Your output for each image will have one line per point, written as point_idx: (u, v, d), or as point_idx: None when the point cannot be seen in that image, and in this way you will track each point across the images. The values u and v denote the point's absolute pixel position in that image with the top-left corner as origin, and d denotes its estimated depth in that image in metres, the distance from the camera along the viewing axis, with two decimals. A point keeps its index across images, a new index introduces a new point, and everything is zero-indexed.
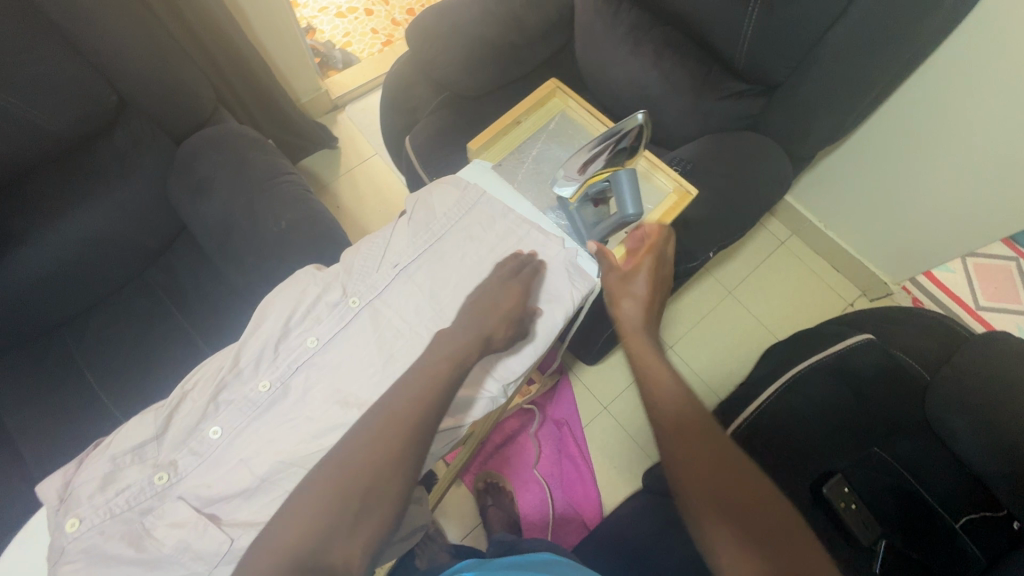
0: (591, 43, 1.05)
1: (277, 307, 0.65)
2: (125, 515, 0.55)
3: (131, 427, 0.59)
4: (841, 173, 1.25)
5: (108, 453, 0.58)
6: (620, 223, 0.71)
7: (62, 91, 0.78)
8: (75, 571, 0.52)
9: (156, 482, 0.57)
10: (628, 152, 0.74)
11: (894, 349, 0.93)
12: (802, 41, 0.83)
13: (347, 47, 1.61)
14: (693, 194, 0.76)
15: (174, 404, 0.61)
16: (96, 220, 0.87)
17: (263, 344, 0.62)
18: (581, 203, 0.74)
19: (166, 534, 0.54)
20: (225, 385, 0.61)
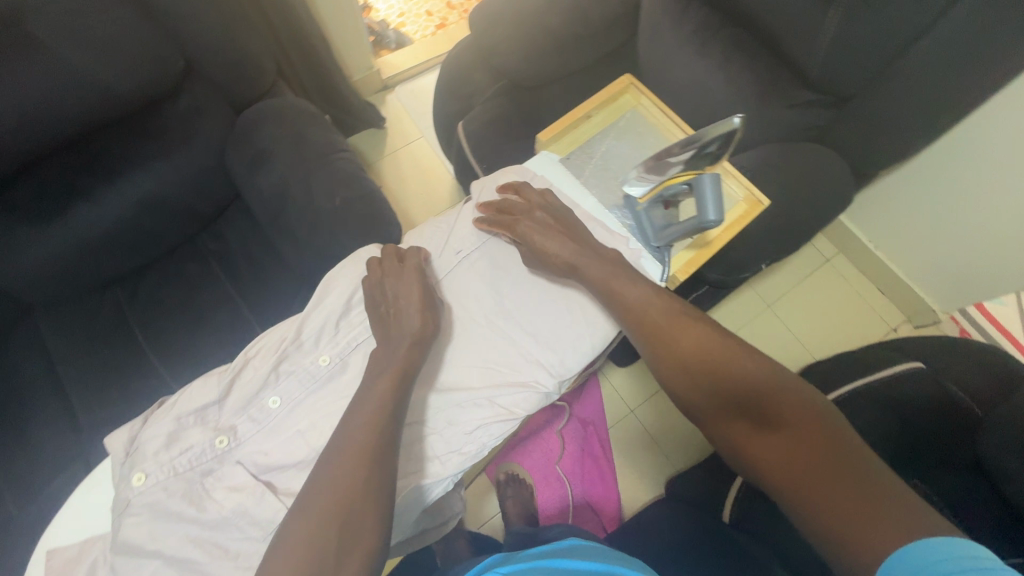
0: (656, 41, 1.03)
1: (340, 283, 0.66)
2: (186, 475, 0.57)
3: (197, 389, 0.60)
4: (899, 195, 1.20)
5: (175, 413, 0.59)
6: (695, 228, 0.65)
7: (135, 53, 0.79)
8: (138, 526, 0.53)
9: (217, 446, 0.58)
10: (711, 157, 0.73)
11: (946, 381, 0.90)
12: (883, 54, 0.80)
13: (401, 27, 1.60)
14: (764, 205, 0.75)
15: (237, 370, 0.62)
16: (157, 183, 0.89)
17: (326, 318, 0.64)
18: (651, 204, 0.70)
19: (225, 497, 0.56)
20: (286, 355, 0.62)
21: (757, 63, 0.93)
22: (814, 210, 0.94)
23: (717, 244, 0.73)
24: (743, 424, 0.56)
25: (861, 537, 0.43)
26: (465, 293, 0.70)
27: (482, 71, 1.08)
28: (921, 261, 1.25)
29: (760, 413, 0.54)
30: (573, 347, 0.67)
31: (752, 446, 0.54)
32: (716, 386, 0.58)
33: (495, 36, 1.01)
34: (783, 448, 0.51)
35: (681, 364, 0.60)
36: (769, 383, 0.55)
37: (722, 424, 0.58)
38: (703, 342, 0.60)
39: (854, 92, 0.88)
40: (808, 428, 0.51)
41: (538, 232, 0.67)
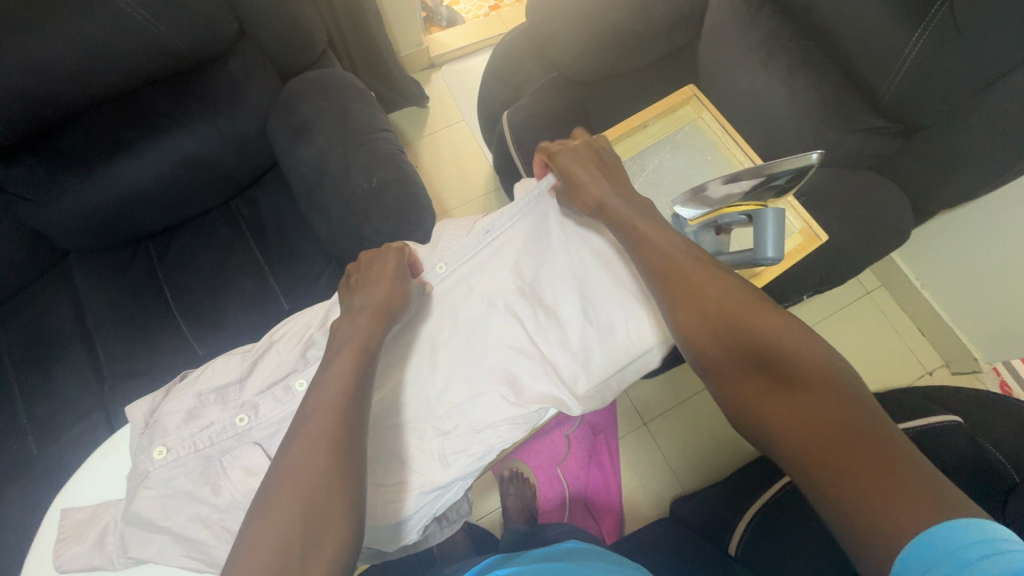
0: (718, 47, 0.98)
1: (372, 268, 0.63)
2: (205, 452, 0.55)
3: (218, 367, 0.60)
4: (955, 235, 1.14)
5: (195, 389, 0.58)
6: (748, 263, 0.63)
7: (192, 13, 0.78)
8: (151, 499, 0.53)
9: (236, 424, 0.56)
10: (777, 190, 0.67)
11: (982, 440, 0.86)
12: (967, 86, 0.74)
13: (454, 5, 1.57)
14: (822, 241, 0.72)
15: (262, 352, 0.62)
16: (199, 143, 0.88)
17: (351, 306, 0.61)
18: (703, 228, 0.68)
19: (241, 479, 0.55)
20: (314, 342, 0.61)
21: (825, 82, 0.88)
22: (867, 243, 0.89)
23: (767, 276, 0.71)
24: (757, 384, 0.51)
25: (878, 508, 0.39)
26: (488, 282, 0.64)
27: (534, 61, 1.05)
28: (969, 307, 1.19)
29: (780, 373, 0.50)
30: (607, 357, 0.62)
31: (765, 405, 0.49)
32: (735, 341, 0.53)
33: (551, 26, 0.98)
34: (800, 409, 0.47)
35: (700, 315, 0.55)
36: (795, 342, 0.50)
37: (733, 381, 0.53)
38: (728, 294, 0.55)
39: (927, 123, 0.82)
40: (832, 391, 0.46)
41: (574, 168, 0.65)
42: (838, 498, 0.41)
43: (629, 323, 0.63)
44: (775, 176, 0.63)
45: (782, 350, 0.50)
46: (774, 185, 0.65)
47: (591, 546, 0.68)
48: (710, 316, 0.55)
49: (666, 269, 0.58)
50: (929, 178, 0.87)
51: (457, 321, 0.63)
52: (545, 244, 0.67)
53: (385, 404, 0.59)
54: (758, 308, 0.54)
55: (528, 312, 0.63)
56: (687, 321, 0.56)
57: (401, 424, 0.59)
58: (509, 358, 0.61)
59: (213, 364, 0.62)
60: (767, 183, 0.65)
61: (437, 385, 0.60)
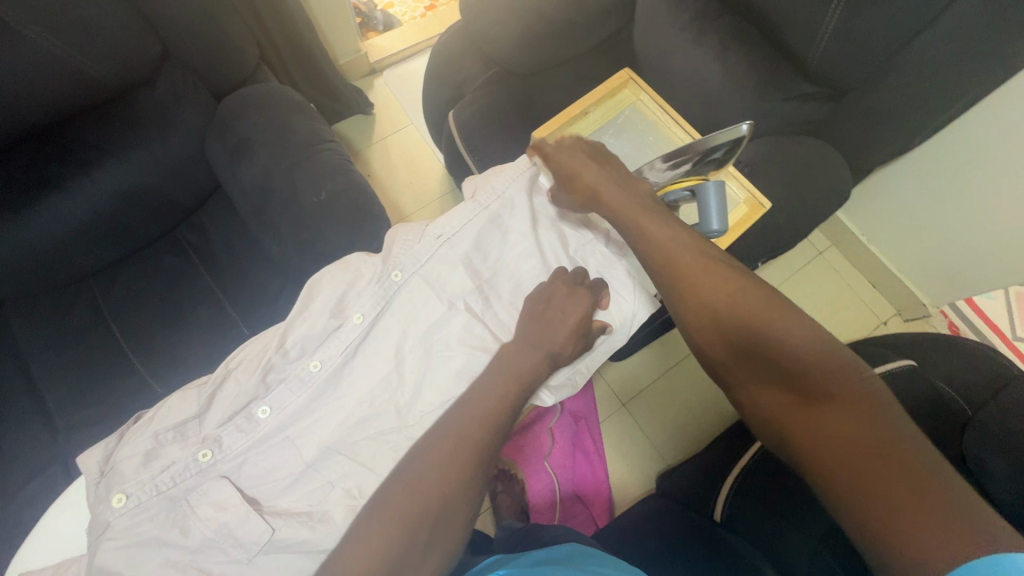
0: (652, 28, 1.00)
1: (325, 288, 0.62)
2: (168, 492, 0.55)
3: (176, 404, 0.59)
4: (892, 189, 1.20)
5: (152, 430, 0.57)
6: (697, 236, 0.64)
7: (108, 38, 0.75)
8: (116, 549, 0.52)
9: (200, 460, 0.55)
10: (716, 162, 0.71)
11: (936, 379, 0.92)
12: (885, 47, 0.77)
13: (389, 8, 1.55)
14: (765, 209, 0.76)
15: (218, 382, 0.60)
16: (134, 172, 0.84)
17: (309, 325, 0.60)
18: (653, 206, 0.68)
19: (209, 516, 0.54)
20: (272, 366, 0.60)
21: (756, 54, 0.91)
22: (812, 206, 0.92)
23: (718, 249, 0.72)
24: (782, 399, 0.49)
25: (913, 533, 0.38)
26: (447, 282, 0.62)
27: (474, 57, 1.04)
28: (912, 256, 1.25)
29: (807, 388, 0.48)
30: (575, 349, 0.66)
31: (791, 422, 0.48)
32: (759, 351, 0.51)
33: (487, 20, 0.97)
34: (829, 429, 0.45)
35: (714, 322, 0.53)
36: (824, 355, 0.48)
37: (755, 392, 0.52)
38: (749, 299, 0.52)
39: (855, 85, 0.86)
40: (864, 412, 0.45)
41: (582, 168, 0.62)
42: (867, 529, 0.41)
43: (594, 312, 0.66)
44: (714, 147, 0.67)
45: (807, 364, 0.48)
46: (713, 158, 0.69)
47: (589, 547, 0.67)
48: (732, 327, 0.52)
49: (683, 279, 0.55)
50: (861, 137, 0.92)
51: (417, 328, 0.61)
52: (498, 236, 0.65)
53: (351, 420, 0.58)
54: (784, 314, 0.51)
55: (493, 311, 0.63)
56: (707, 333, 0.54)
57: (375, 434, 0.58)
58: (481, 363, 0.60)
59: (169, 402, 0.61)
60: (706, 157, 0.69)
61: (407, 396, 0.59)
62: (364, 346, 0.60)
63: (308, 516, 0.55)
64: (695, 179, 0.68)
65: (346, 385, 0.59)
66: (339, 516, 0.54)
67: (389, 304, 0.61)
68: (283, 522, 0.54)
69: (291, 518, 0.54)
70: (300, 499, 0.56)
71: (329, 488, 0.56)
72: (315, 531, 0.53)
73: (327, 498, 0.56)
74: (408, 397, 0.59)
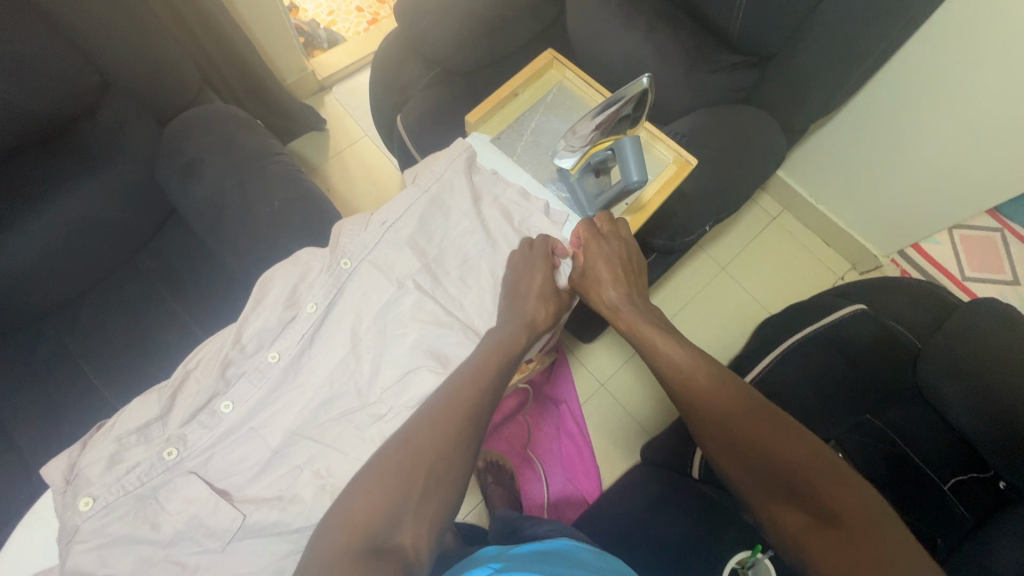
0: (582, 16, 1.04)
1: (278, 282, 0.65)
2: (136, 491, 0.58)
3: (136, 409, 0.61)
4: (830, 149, 1.26)
5: (113, 434, 0.59)
6: (622, 190, 0.68)
7: (45, 71, 0.75)
8: (87, 551, 0.55)
9: (165, 458, 0.59)
10: (630, 120, 0.74)
11: (887, 319, 0.97)
12: (796, 10, 0.82)
13: (332, 26, 1.58)
14: (693, 164, 0.76)
15: (178, 384, 0.62)
16: (87, 205, 0.85)
17: (264, 320, 0.64)
18: (582, 173, 0.73)
19: (180, 510, 0.58)
20: (231, 361, 0.63)
21: (681, 32, 0.96)
22: (751, 168, 0.96)
23: (650, 207, 0.75)
24: (796, 515, 0.51)
25: None
26: (398, 265, 0.67)
27: (415, 61, 1.07)
28: (857, 210, 1.31)
29: (814, 504, 0.50)
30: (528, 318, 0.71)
31: (805, 542, 0.49)
32: (763, 465, 0.54)
33: (423, 24, 1.00)
34: (838, 551, 0.46)
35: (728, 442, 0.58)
36: (826, 470, 0.52)
37: (768, 509, 0.53)
38: (747, 415, 0.58)
39: (775, 50, 0.91)
40: (868, 531, 0.47)
41: (605, 282, 0.68)
42: None
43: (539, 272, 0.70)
44: (623, 102, 0.70)
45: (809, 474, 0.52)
46: (626, 114, 0.72)
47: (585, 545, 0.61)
48: (739, 444, 0.57)
49: (690, 393, 0.62)
50: (789, 100, 0.97)
51: (369, 311, 0.65)
52: (441, 218, 0.70)
53: (312, 404, 0.62)
54: (785, 432, 0.56)
55: (441, 288, 0.68)
56: (718, 444, 0.59)
57: (339, 415, 0.62)
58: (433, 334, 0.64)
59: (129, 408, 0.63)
60: (620, 113, 0.72)
61: (365, 375, 0.63)
62: (319, 334, 0.65)
63: (277, 499, 0.58)
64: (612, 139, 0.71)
65: (306, 372, 0.64)
66: (309, 495, 0.57)
67: (343, 290, 0.66)
68: (253, 507, 0.57)
69: (260, 503, 0.58)
70: (268, 485, 0.59)
71: (297, 472, 0.59)
72: (285, 510, 0.56)
73: (295, 482, 0.59)
74: (366, 376, 0.63)
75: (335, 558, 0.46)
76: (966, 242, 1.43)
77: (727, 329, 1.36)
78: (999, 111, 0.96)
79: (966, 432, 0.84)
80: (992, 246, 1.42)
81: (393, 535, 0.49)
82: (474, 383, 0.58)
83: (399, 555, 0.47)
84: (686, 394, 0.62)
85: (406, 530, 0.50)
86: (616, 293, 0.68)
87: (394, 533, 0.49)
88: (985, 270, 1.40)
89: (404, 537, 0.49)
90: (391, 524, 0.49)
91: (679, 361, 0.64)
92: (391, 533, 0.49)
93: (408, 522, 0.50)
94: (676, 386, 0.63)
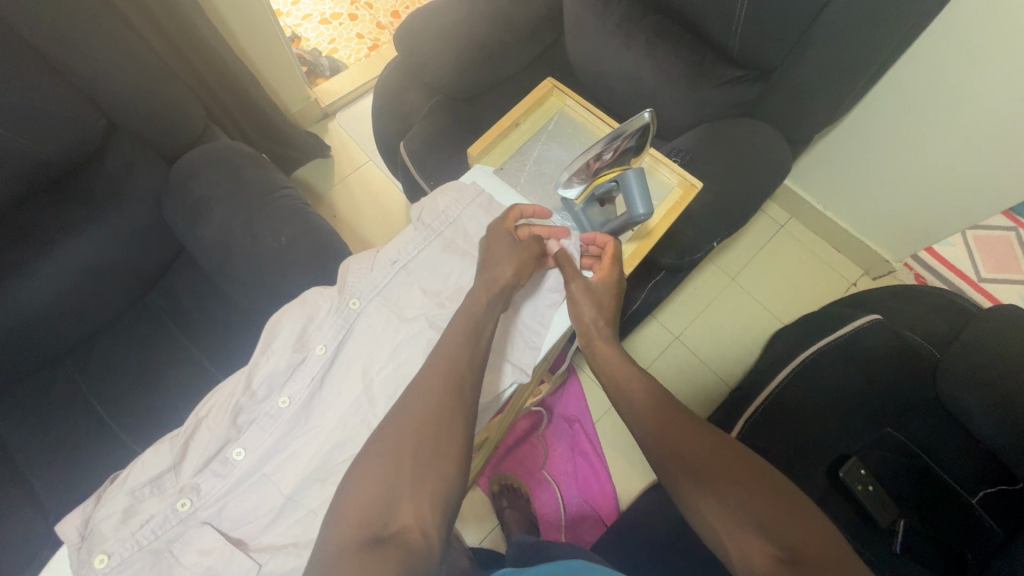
0: (581, 36, 1.04)
1: (287, 324, 0.67)
2: (153, 545, 0.59)
3: (149, 460, 0.61)
4: (838, 156, 1.25)
5: (127, 487, 0.60)
6: (627, 223, 0.69)
7: (53, 118, 0.77)
8: None
9: (179, 510, 0.59)
10: (633, 151, 0.73)
11: (902, 328, 0.96)
12: (795, 25, 0.82)
13: (333, 53, 1.60)
14: (698, 188, 0.75)
15: (190, 433, 0.63)
16: (96, 248, 0.85)
17: (276, 364, 0.64)
18: (587, 203, 0.73)
19: (195, 562, 0.58)
20: (242, 409, 0.64)
21: (681, 49, 0.96)
22: (756, 182, 0.96)
23: (657, 233, 0.74)
24: (765, 551, 0.48)
25: None
26: (408, 302, 0.68)
27: (416, 88, 1.08)
28: (868, 215, 1.30)
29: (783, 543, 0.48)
30: (524, 333, 0.69)
31: None
32: (733, 500, 0.52)
33: (422, 53, 1.01)
34: None
35: (700, 471, 0.56)
36: (789, 503, 0.51)
37: (740, 548, 0.50)
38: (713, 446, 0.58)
39: (776, 64, 0.90)
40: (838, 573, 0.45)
41: (589, 303, 0.66)
42: None
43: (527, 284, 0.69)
44: (623, 135, 0.70)
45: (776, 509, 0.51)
46: (627, 147, 0.71)
47: (597, 564, 0.60)
48: (710, 484, 0.54)
49: (661, 434, 0.60)
50: (792, 111, 0.97)
51: (380, 352, 0.65)
52: (446, 255, 0.70)
53: (326, 447, 0.61)
54: (750, 472, 0.55)
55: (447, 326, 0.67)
56: (693, 482, 0.55)
57: (351, 457, 0.61)
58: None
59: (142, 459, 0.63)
60: (621, 146, 0.71)
61: (378, 415, 0.63)
62: (329, 375, 0.65)
63: (293, 545, 0.58)
64: (617, 171, 0.71)
65: (317, 415, 0.64)
66: None
67: (354, 330, 0.66)
68: (268, 556, 0.57)
69: (275, 551, 0.58)
70: (283, 532, 0.59)
71: (313, 517, 0.59)
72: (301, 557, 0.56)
73: (311, 526, 0.59)
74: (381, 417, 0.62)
75: (336, 551, 0.46)
76: (980, 242, 1.41)
77: (741, 341, 1.34)
78: (1005, 113, 0.95)
79: (991, 445, 0.83)
80: (1007, 247, 1.41)
81: (393, 520, 0.49)
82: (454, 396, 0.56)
83: (402, 538, 0.47)
84: (657, 429, 0.61)
85: (407, 511, 0.49)
86: (594, 320, 0.67)
87: (395, 516, 0.49)
88: (1001, 271, 1.38)
89: (404, 518, 0.49)
90: (389, 510, 0.49)
91: (646, 402, 0.63)
92: (392, 517, 0.49)
93: (406, 505, 0.50)
94: (650, 427, 0.61)
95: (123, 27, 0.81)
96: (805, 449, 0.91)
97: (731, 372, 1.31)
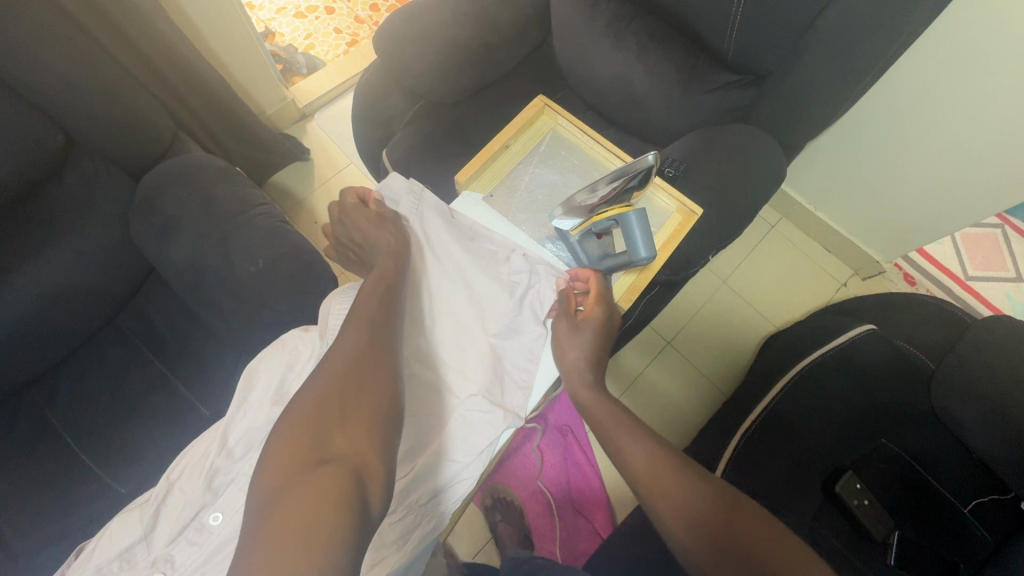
0: (569, 38, 1.00)
1: (263, 374, 0.66)
2: None
3: (118, 532, 0.62)
4: (832, 158, 1.23)
5: (95, 563, 0.61)
6: (627, 263, 0.67)
7: (2, 137, 0.71)
8: None
9: None
10: (636, 188, 0.69)
11: (897, 339, 0.96)
12: (793, 31, 0.78)
13: (310, 49, 1.53)
14: (698, 215, 0.75)
15: (163, 496, 0.63)
16: (59, 273, 0.80)
17: (252, 422, 0.64)
18: (584, 236, 0.68)
19: None
20: (218, 469, 0.63)
21: (674, 52, 0.91)
22: (750, 191, 0.93)
23: (657, 264, 0.71)
24: None
25: None
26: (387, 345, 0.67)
27: (398, 93, 1.03)
28: (861, 218, 1.28)
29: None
30: (514, 374, 0.67)
31: None
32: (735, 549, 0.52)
33: (403, 58, 0.97)
34: None
35: (696, 519, 0.55)
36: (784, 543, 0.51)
37: None
38: (704, 492, 0.57)
39: (772, 69, 0.86)
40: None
41: (570, 346, 0.65)
42: None
43: (509, 323, 0.68)
44: (628, 174, 0.66)
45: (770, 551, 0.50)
46: (632, 185, 0.68)
47: None
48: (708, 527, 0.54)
49: (651, 479, 0.59)
50: (787, 115, 0.94)
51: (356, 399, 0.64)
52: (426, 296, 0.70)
53: None
54: (746, 516, 0.54)
55: (431, 371, 0.67)
56: (686, 530, 0.55)
57: None
58: (430, 425, 0.64)
59: (110, 528, 0.64)
60: (625, 185, 0.67)
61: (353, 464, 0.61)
62: None
63: None
64: (618, 209, 0.67)
65: None
66: None
67: None
68: None
69: None
70: None
71: None
72: None
73: None
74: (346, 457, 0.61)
75: (272, 489, 0.43)
76: (967, 240, 1.42)
77: (731, 344, 1.33)
78: (1000, 117, 0.93)
79: (985, 456, 0.82)
80: (994, 244, 1.41)
81: (326, 454, 0.46)
82: (367, 350, 0.56)
83: (343, 463, 0.46)
84: (648, 470, 0.59)
85: (341, 442, 0.47)
86: (588, 359, 0.65)
87: (330, 447, 0.47)
88: (988, 269, 1.38)
89: (341, 447, 0.47)
90: (321, 444, 0.46)
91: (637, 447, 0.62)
92: (326, 447, 0.47)
93: (339, 438, 0.48)
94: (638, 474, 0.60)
95: (75, 34, 0.74)
96: (801, 463, 0.90)
97: (723, 377, 1.30)
